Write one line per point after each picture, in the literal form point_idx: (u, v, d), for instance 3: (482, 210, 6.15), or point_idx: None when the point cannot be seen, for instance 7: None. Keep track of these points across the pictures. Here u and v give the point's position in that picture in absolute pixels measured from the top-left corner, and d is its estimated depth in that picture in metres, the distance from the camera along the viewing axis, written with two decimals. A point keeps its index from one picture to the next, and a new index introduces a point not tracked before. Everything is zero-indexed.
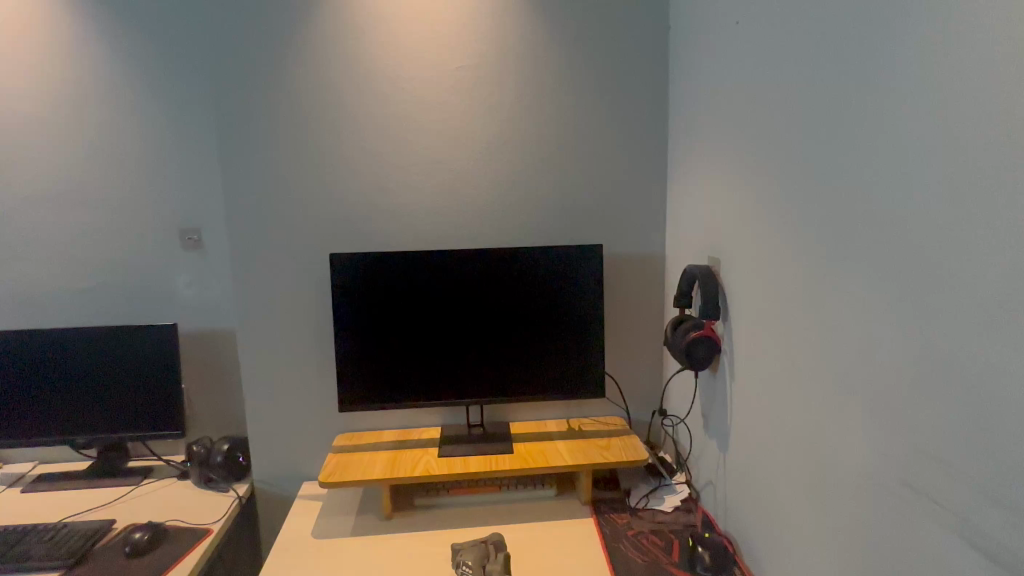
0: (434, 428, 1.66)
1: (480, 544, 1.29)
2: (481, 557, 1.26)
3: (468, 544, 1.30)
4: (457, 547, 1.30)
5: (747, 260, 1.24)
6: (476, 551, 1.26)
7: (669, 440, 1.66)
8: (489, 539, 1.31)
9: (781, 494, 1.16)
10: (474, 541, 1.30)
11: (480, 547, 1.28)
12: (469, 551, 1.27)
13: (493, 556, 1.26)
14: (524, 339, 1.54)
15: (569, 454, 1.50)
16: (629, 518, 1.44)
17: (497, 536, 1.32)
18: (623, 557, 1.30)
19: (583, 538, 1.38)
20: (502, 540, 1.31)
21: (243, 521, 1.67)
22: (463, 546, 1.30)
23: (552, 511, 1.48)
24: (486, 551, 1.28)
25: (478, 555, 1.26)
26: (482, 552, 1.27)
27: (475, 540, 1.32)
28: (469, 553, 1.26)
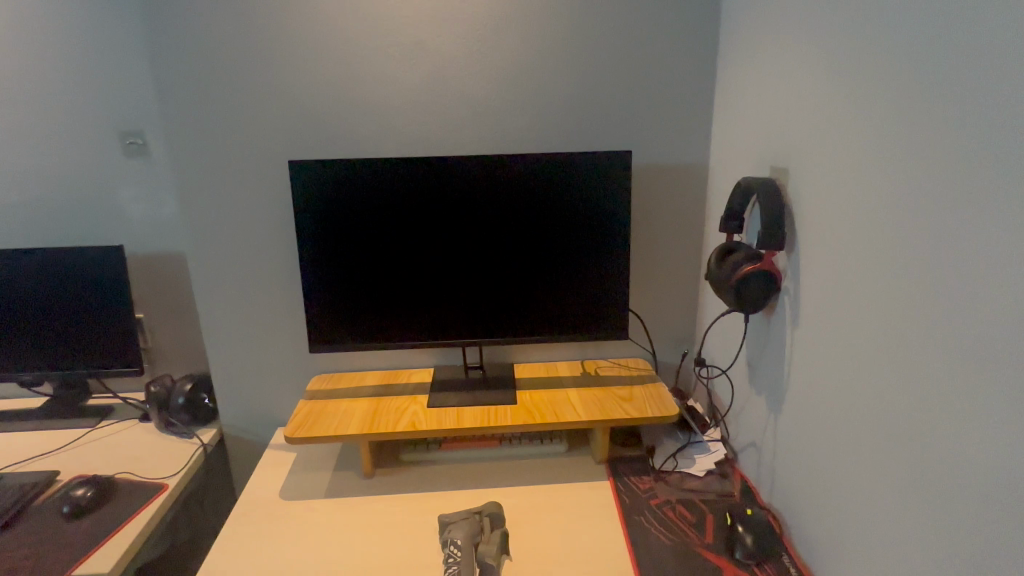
0: (425, 371, 1.43)
1: (474, 517, 1.07)
2: (473, 535, 1.04)
3: (460, 515, 1.08)
4: (447, 519, 1.08)
5: (826, 170, 0.92)
6: (467, 527, 1.04)
7: (702, 387, 1.41)
8: (485, 510, 1.09)
9: (849, 476, 0.90)
10: (467, 512, 1.08)
11: (472, 521, 1.06)
12: (460, 526, 1.05)
13: (487, 533, 1.04)
14: (529, 269, 1.26)
15: (582, 406, 1.25)
16: (652, 483, 1.21)
17: (494, 505, 1.10)
18: (644, 534, 1.08)
19: (596, 507, 1.15)
20: (501, 511, 1.09)
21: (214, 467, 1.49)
22: (454, 517, 1.08)
23: (561, 472, 1.25)
24: (479, 526, 1.06)
25: (469, 533, 1.03)
26: (475, 528, 1.05)
27: (466, 509, 1.10)
28: (458, 529, 1.04)
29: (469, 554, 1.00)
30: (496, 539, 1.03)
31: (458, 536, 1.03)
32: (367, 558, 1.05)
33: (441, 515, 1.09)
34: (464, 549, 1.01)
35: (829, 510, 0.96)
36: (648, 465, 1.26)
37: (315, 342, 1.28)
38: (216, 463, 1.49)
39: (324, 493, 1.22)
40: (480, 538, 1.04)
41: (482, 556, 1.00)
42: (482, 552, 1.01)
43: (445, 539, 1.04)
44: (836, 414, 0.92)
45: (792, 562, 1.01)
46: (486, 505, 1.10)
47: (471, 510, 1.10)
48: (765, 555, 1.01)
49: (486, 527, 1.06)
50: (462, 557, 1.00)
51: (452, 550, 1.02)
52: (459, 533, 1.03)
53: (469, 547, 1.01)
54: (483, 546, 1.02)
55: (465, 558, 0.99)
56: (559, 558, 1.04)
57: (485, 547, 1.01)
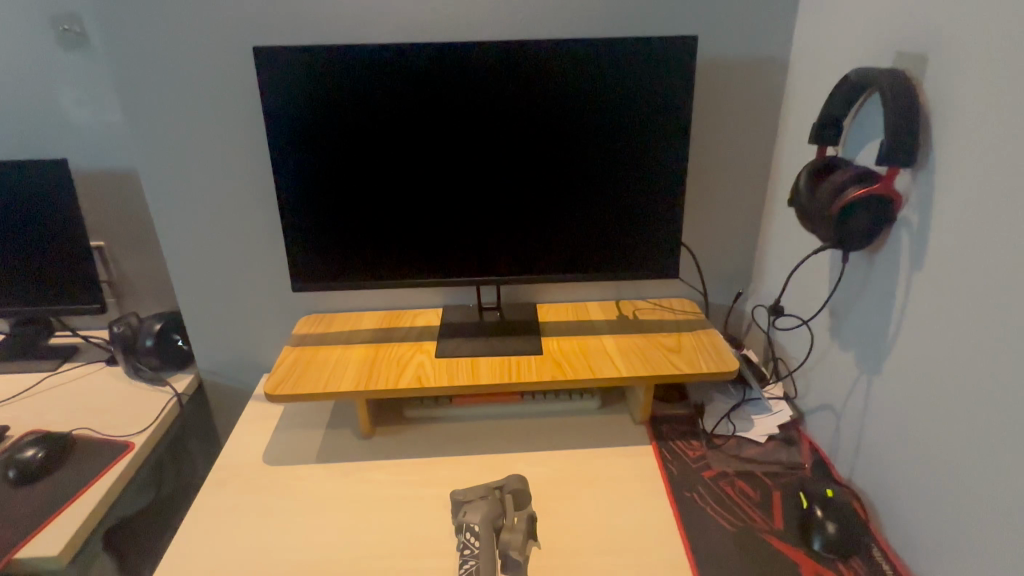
0: (432, 312, 1.21)
1: (493, 497, 0.89)
2: (494, 519, 0.85)
3: (478, 493, 0.89)
4: (461, 498, 0.89)
5: (994, 52, 0.65)
6: (486, 510, 0.86)
7: (759, 334, 1.20)
8: (507, 487, 0.91)
9: (975, 465, 0.69)
10: (486, 490, 0.90)
11: (491, 501, 0.88)
12: (478, 507, 0.86)
13: (510, 517, 0.86)
14: (561, 190, 1.01)
15: (622, 359, 1.04)
16: (704, 451, 1.02)
17: (518, 480, 0.91)
18: (699, 516, 0.90)
19: (639, 481, 0.96)
20: (526, 487, 0.91)
21: (194, 417, 1.32)
22: (470, 495, 0.89)
23: (594, 435, 1.06)
24: (501, 507, 0.88)
25: (489, 517, 0.85)
26: (496, 510, 0.86)
27: (484, 484, 0.91)
28: (476, 513, 0.85)
29: (489, 545, 0.82)
30: (522, 525, 0.85)
31: (476, 522, 0.85)
32: (364, 543, 0.87)
33: (454, 492, 0.90)
34: (483, 538, 0.82)
35: (939, 501, 0.76)
36: (697, 428, 1.07)
37: (299, 279, 1.06)
38: (194, 411, 1.31)
39: (314, 457, 1.03)
40: (502, 523, 0.86)
41: (506, 546, 0.82)
42: (506, 542, 0.82)
43: (461, 524, 0.86)
44: (969, 386, 0.70)
45: (883, 556, 0.82)
46: (508, 480, 0.91)
47: (489, 486, 0.92)
48: (852, 547, 0.82)
49: (508, 509, 0.88)
50: (482, 548, 0.82)
51: (468, 538, 0.84)
52: (477, 518, 0.85)
53: (490, 536, 0.83)
54: (506, 533, 0.83)
55: (485, 550, 0.81)
56: (597, 547, 0.85)
57: (509, 535, 0.83)
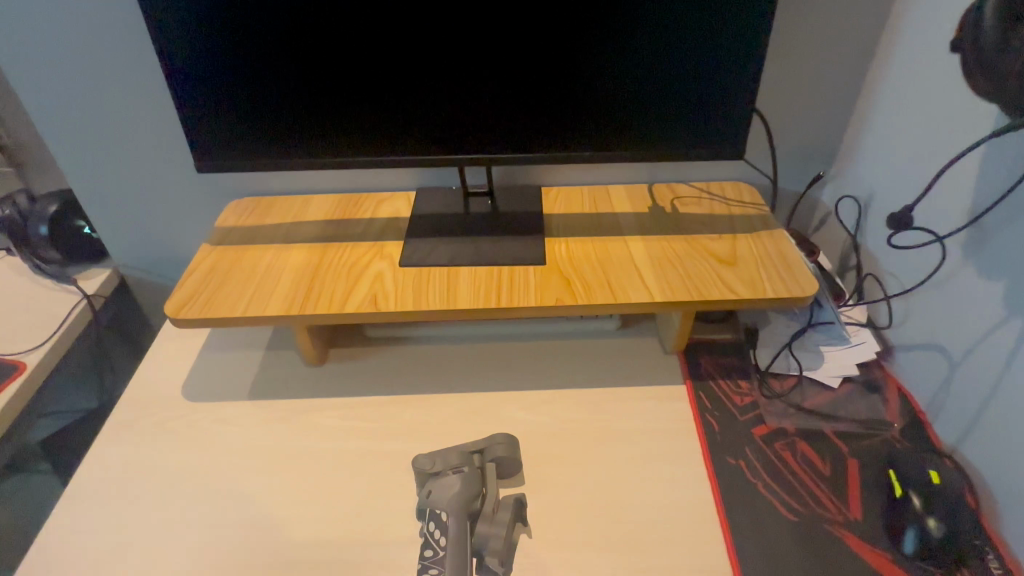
0: (403, 197, 0.92)
1: (471, 468, 0.66)
2: (468, 502, 0.63)
3: (451, 463, 0.66)
4: (427, 469, 0.66)
5: None
6: (459, 489, 0.63)
7: (839, 231, 0.89)
8: (489, 454, 0.68)
9: None
10: (461, 458, 0.67)
11: (470, 475, 0.65)
12: (448, 486, 0.64)
13: (491, 497, 0.65)
14: (585, 21, 0.65)
15: (655, 276, 0.76)
16: (755, 396, 0.77)
17: (504, 445, 0.68)
18: (746, 496, 0.67)
19: (665, 440, 0.73)
20: (514, 454, 0.68)
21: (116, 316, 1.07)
22: (440, 465, 0.67)
23: (608, 368, 0.81)
24: (480, 483, 0.65)
25: (462, 500, 0.63)
26: (473, 490, 0.64)
27: (459, 447, 0.69)
28: (445, 495, 0.63)
29: (460, 541, 0.60)
30: (505, 510, 0.63)
31: (444, 507, 0.63)
32: (297, 521, 0.67)
33: (417, 458, 0.67)
34: (452, 532, 0.61)
35: None
36: (747, 363, 0.81)
37: (200, 155, 0.74)
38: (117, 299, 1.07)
39: (246, 389, 0.81)
40: (479, 506, 0.65)
41: (483, 541, 0.61)
42: (481, 536, 0.62)
43: (425, 508, 0.64)
44: None
45: (999, 564, 0.60)
46: (492, 443, 0.69)
47: (467, 447, 0.69)
48: (958, 556, 0.60)
49: (489, 485, 0.65)
50: (449, 547, 0.60)
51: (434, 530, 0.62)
52: (445, 503, 0.63)
53: (462, 528, 0.62)
54: (481, 523, 0.63)
55: (453, 546, 0.60)
56: (606, 538, 0.64)
57: (487, 527, 0.62)
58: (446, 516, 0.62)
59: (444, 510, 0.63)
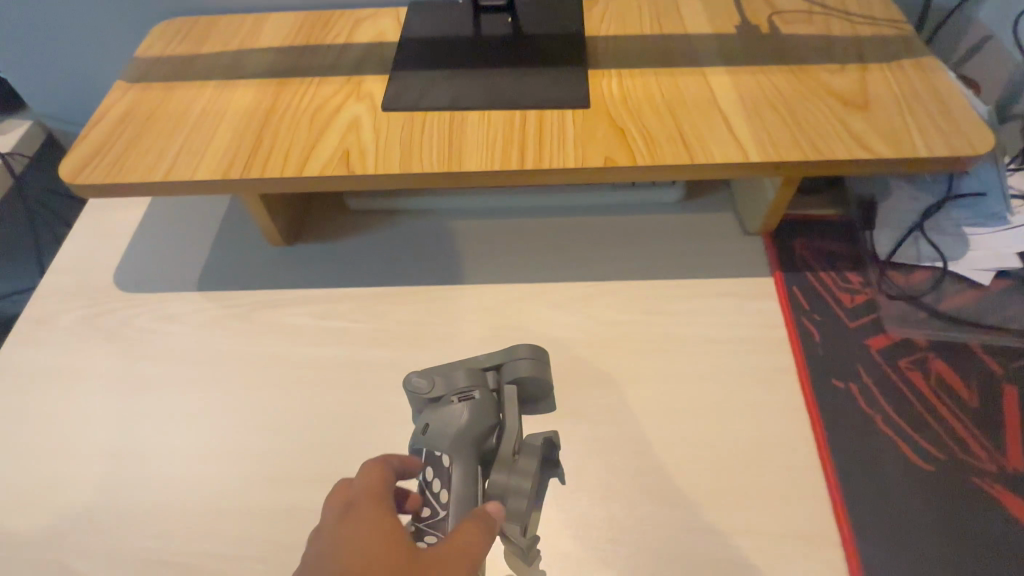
0: (390, 14, 0.67)
1: (484, 393, 0.49)
2: (479, 442, 0.47)
3: (456, 386, 0.49)
4: (425, 395, 0.49)
5: None
6: (466, 424, 0.47)
7: (1006, 61, 0.63)
8: (508, 373, 0.51)
9: None
10: (471, 379, 0.50)
11: (481, 402, 0.48)
12: (452, 417, 0.47)
13: (510, 435, 0.48)
14: None
15: (749, 124, 0.52)
16: (871, 294, 0.56)
17: (529, 363, 0.51)
18: (861, 434, 0.49)
19: (747, 354, 0.54)
20: (542, 375, 0.51)
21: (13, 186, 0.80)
22: (441, 389, 0.49)
23: (669, 255, 0.61)
24: (497, 414, 0.49)
25: (471, 437, 0.47)
26: (486, 424, 0.47)
27: (468, 364, 0.51)
28: (448, 430, 0.46)
29: (468, 496, 0.44)
30: (529, 453, 0.47)
31: (447, 448, 0.46)
32: (260, 451, 0.51)
33: (409, 379, 0.50)
34: (456, 483, 0.44)
35: None
36: (860, 249, 0.60)
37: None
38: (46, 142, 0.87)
39: (196, 276, 0.62)
40: (495, 445, 0.48)
41: (499, 494, 0.45)
42: (497, 488, 0.46)
43: (421, 449, 0.46)
44: None
45: None
46: (512, 358, 0.51)
47: (480, 363, 0.52)
48: None
49: (509, 418, 0.49)
50: (455, 504, 0.43)
51: (432, 479, 0.44)
52: (448, 442, 0.46)
53: (472, 477, 0.45)
54: (498, 471, 0.46)
55: (460, 502, 0.43)
56: (669, 488, 0.47)
57: (505, 475, 0.46)
58: (449, 463, 0.45)
59: (447, 453, 0.45)
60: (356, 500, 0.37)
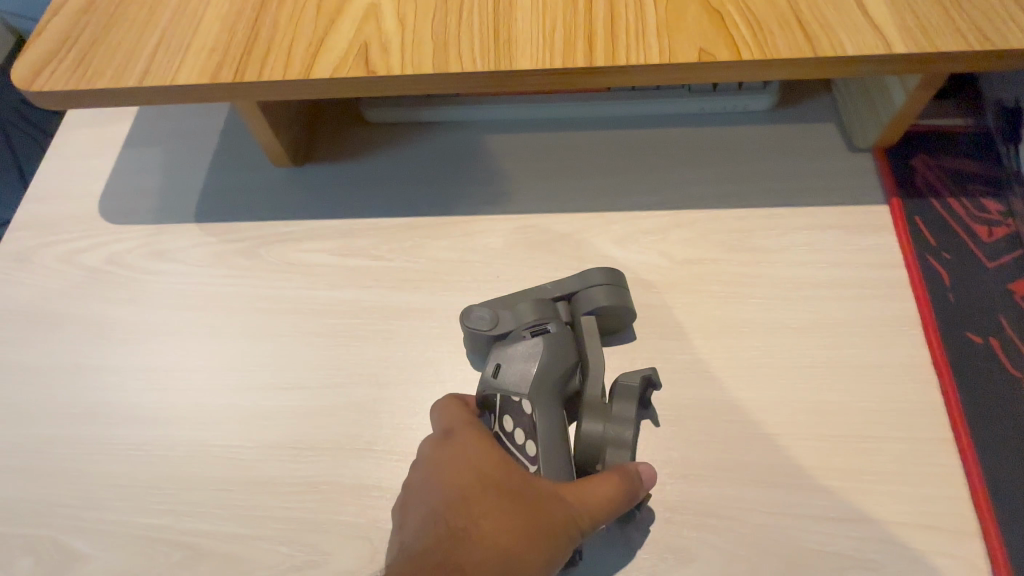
0: None
1: (560, 328, 0.41)
2: (562, 384, 0.40)
3: (525, 320, 0.41)
4: (487, 331, 0.41)
5: None
6: (546, 365, 0.39)
7: None
8: (584, 304, 0.42)
9: None
10: (541, 311, 0.41)
11: (559, 338, 0.40)
12: (528, 359, 0.39)
13: (595, 378, 0.40)
14: None
15: (890, 3, 0.40)
16: (1016, 226, 0.46)
17: (608, 291, 0.42)
18: (1006, 402, 0.40)
19: (861, 301, 0.44)
20: (625, 306, 0.42)
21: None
22: (507, 324, 0.41)
23: (758, 176, 0.50)
24: (575, 352, 0.41)
25: (552, 381, 0.39)
26: (567, 365, 0.40)
27: (535, 294, 0.43)
28: (524, 373, 0.39)
29: (558, 446, 0.37)
30: (626, 398, 0.39)
31: (527, 396, 0.38)
32: (278, 415, 0.43)
33: (467, 313, 0.42)
34: (542, 432, 0.37)
35: None
36: (999, 168, 0.48)
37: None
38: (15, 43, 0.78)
39: (193, 205, 0.53)
40: (578, 388, 0.41)
41: (595, 448, 0.38)
42: (592, 442, 0.38)
43: (493, 397, 0.39)
44: None
45: None
46: (586, 287, 0.43)
47: (548, 291, 0.43)
48: None
49: (592, 355, 0.41)
50: (545, 461, 0.36)
51: (513, 430, 0.38)
52: (530, 385, 0.38)
53: (558, 427, 0.38)
54: (590, 420, 0.39)
55: (551, 454, 0.37)
56: (771, 465, 0.39)
57: (600, 425, 0.38)
58: (530, 410, 0.38)
59: (527, 400, 0.38)
60: (453, 425, 0.37)
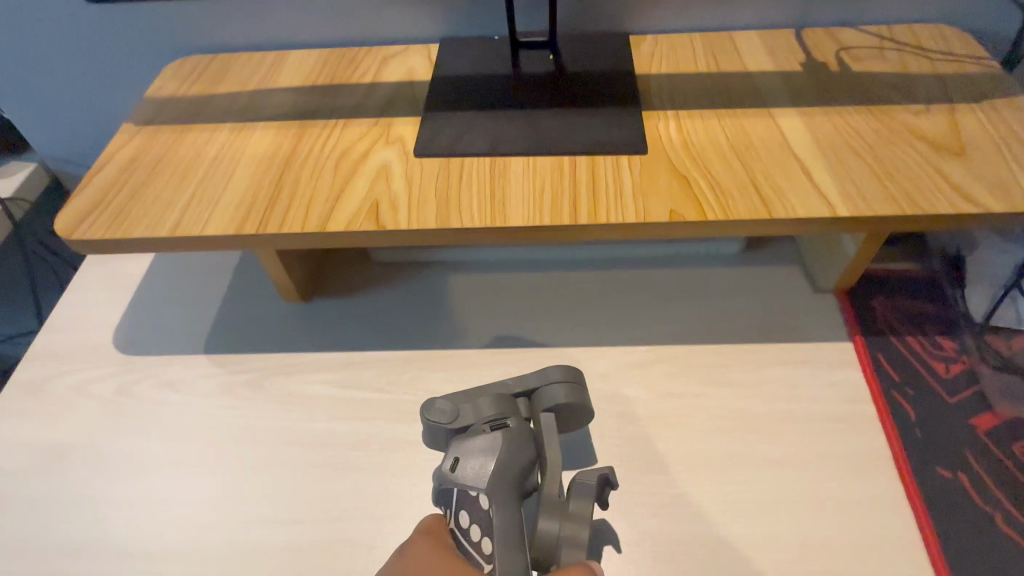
0: (418, 51, 0.62)
1: (519, 423, 0.43)
2: (521, 478, 0.41)
3: (484, 414, 0.43)
4: (447, 425, 0.43)
5: None
6: (504, 459, 0.41)
7: None
8: (544, 400, 0.45)
9: None
10: (500, 407, 0.43)
11: (515, 429, 0.42)
12: (487, 453, 0.41)
13: (553, 473, 0.42)
14: None
15: (832, 172, 0.46)
16: (969, 363, 0.50)
17: (566, 388, 0.45)
18: (980, 538, 0.41)
19: (832, 434, 0.46)
20: (582, 402, 0.45)
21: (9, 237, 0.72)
22: (468, 418, 0.43)
23: (731, 314, 0.54)
24: (534, 446, 0.43)
25: (511, 474, 0.41)
26: (525, 458, 0.42)
27: (496, 390, 0.45)
28: (482, 467, 0.41)
29: (514, 539, 0.38)
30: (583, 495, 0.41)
31: (485, 488, 0.40)
32: (270, 550, 0.44)
33: (430, 406, 0.44)
34: (499, 528, 0.39)
35: None
36: (950, 309, 0.53)
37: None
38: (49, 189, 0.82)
39: (203, 338, 0.56)
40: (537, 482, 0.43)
41: (551, 544, 0.40)
42: (548, 539, 0.40)
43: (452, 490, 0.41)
44: None
45: None
46: (546, 384, 0.45)
47: (507, 386, 0.46)
48: None
49: (550, 450, 0.43)
50: (501, 555, 0.38)
51: (471, 526, 0.40)
52: (488, 479, 0.40)
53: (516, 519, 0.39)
54: (546, 517, 0.41)
55: (507, 550, 0.38)
56: None
57: (556, 522, 0.41)
58: (487, 504, 0.40)
59: (485, 495, 0.40)
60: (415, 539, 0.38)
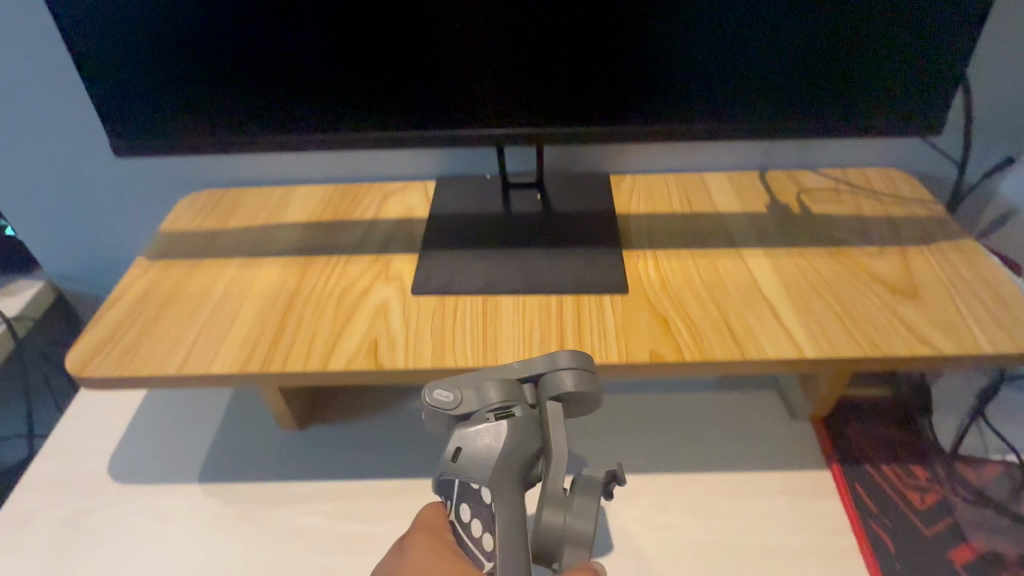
0: (416, 188, 0.67)
1: (524, 412, 0.41)
2: (524, 469, 0.40)
3: (489, 402, 0.41)
4: (449, 411, 0.41)
5: None
6: (508, 449, 0.39)
7: None
8: (551, 388, 0.42)
9: None
10: (506, 394, 0.41)
11: (520, 420, 0.41)
12: (490, 443, 0.39)
13: (559, 467, 0.41)
14: None
15: (798, 314, 0.50)
16: (942, 493, 0.51)
17: (575, 376, 0.42)
18: None
19: (817, 567, 0.48)
20: (592, 391, 0.42)
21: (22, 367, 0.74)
22: (471, 405, 0.41)
23: (714, 441, 0.56)
24: (540, 435, 0.41)
25: (515, 464, 0.39)
26: (530, 447, 0.40)
27: (500, 372, 0.43)
28: (486, 458, 0.39)
29: (518, 531, 0.37)
30: (586, 495, 0.42)
31: (487, 482, 0.39)
32: None
33: (430, 392, 0.41)
34: (502, 522, 0.37)
35: None
36: (919, 434, 0.56)
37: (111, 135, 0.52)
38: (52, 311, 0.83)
39: (200, 465, 0.57)
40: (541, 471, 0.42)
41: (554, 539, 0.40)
42: (551, 536, 0.40)
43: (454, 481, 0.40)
44: None
45: None
46: (552, 370, 0.42)
47: (510, 365, 0.43)
48: None
49: (556, 443, 0.41)
50: (502, 551, 0.36)
51: (472, 522, 0.40)
52: (489, 473, 0.39)
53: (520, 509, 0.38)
54: (551, 510, 0.40)
55: (510, 544, 0.36)
56: None
57: (560, 518, 0.40)
58: (490, 500, 0.39)
59: (487, 488, 0.39)
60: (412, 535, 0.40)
